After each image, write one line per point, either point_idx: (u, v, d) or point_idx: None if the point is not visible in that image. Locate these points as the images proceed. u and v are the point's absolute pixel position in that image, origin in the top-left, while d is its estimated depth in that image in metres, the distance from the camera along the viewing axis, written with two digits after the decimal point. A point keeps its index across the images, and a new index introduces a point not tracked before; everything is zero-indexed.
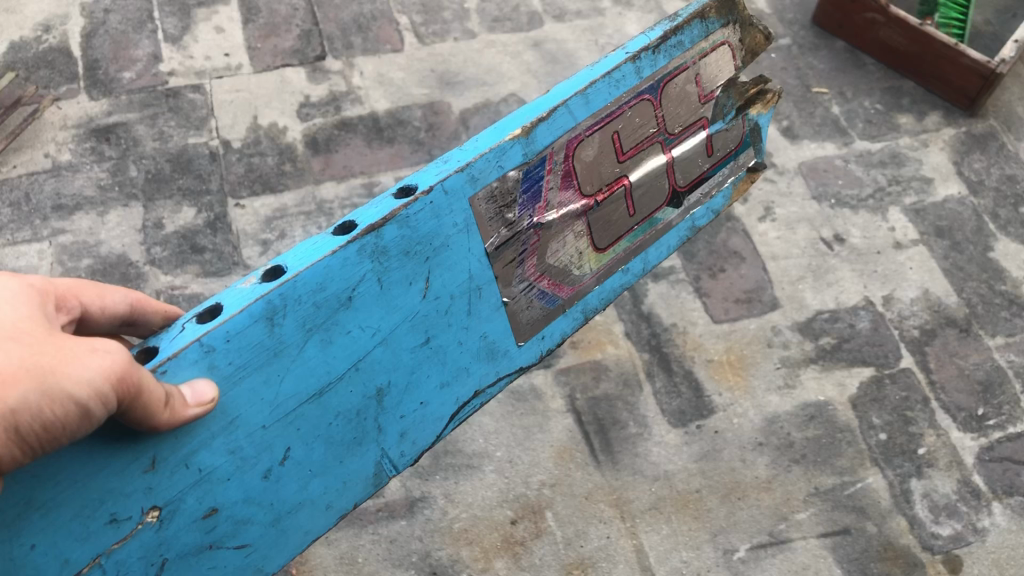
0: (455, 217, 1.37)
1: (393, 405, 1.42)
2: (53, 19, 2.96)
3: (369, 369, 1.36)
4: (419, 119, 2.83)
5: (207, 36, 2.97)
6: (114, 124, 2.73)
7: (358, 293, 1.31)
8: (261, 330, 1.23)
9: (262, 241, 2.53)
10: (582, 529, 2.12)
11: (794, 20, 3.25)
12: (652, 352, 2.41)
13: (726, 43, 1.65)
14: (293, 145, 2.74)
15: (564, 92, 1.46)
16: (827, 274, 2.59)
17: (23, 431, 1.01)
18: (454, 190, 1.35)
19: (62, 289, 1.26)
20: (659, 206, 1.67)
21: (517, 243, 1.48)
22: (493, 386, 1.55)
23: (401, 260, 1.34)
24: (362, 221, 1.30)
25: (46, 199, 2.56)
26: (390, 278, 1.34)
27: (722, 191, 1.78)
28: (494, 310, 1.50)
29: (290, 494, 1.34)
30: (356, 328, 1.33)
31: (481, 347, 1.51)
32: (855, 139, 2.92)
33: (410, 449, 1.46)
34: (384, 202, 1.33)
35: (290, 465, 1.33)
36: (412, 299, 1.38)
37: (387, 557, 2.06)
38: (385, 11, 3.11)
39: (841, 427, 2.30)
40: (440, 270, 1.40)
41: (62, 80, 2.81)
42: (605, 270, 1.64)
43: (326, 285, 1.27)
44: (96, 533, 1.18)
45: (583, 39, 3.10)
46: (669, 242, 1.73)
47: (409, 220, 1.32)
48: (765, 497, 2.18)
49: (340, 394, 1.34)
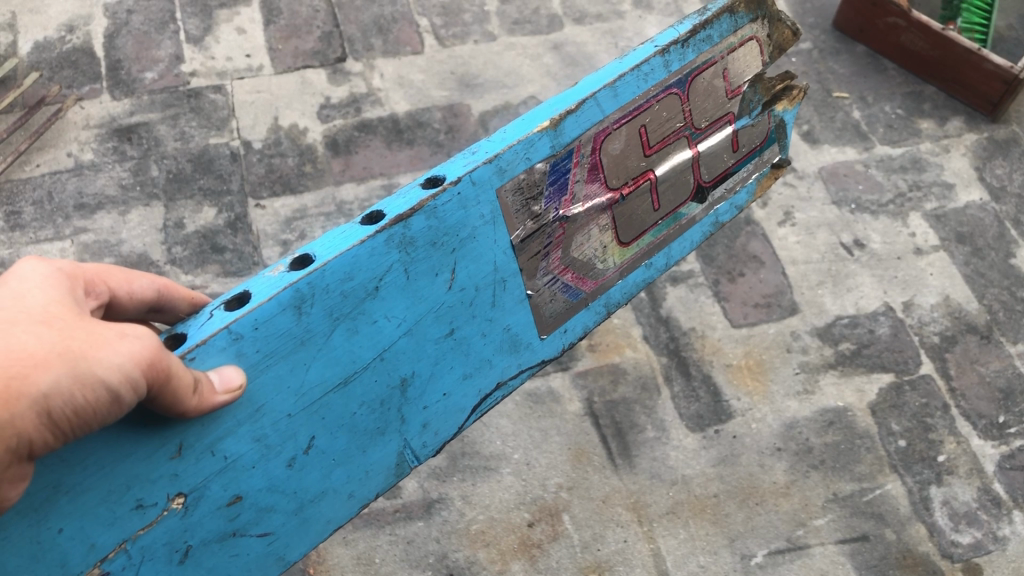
0: (482, 208, 1.38)
1: (416, 396, 1.42)
2: (77, 19, 2.99)
3: (394, 359, 1.37)
4: (438, 121, 2.83)
5: (229, 37, 2.99)
6: (136, 124, 2.74)
7: (384, 283, 1.31)
8: (289, 318, 1.23)
9: (282, 242, 2.54)
10: (599, 532, 2.12)
11: (815, 24, 3.24)
12: (670, 356, 2.41)
13: (755, 37, 1.64)
14: (313, 147, 2.75)
15: (593, 85, 1.46)
16: (846, 279, 2.58)
17: (54, 414, 1.02)
18: (482, 181, 1.36)
19: (91, 273, 1.26)
20: (683, 200, 1.67)
21: (542, 236, 1.49)
22: (516, 377, 1.55)
23: (428, 250, 1.35)
24: (390, 211, 1.31)
25: (68, 198, 2.58)
26: (416, 268, 1.34)
27: (746, 187, 1.78)
28: (518, 302, 1.50)
29: (313, 483, 1.35)
30: (382, 318, 1.33)
31: (504, 339, 1.51)
32: (876, 144, 2.90)
33: (433, 439, 1.47)
34: (411, 193, 1.33)
35: (314, 454, 1.33)
36: (438, 289, 1.39)
37: (404, 557, 2.06)
38: (406, 13, 3.12)
39: (860, 433, 2.29)
40: (466, 261, 1.40)
41: (85, 80, 2.84)
42: (630, 264, 1.64)
43: (354, 274, 1.27)
44: (123, 519, 1.19)
45: (603, 42, 3.10)
46: (693, 237, 1.73)
47: (437, 210, 1.33)
48: (783, 502, 2.17)
49: (365, 383, 1.35)
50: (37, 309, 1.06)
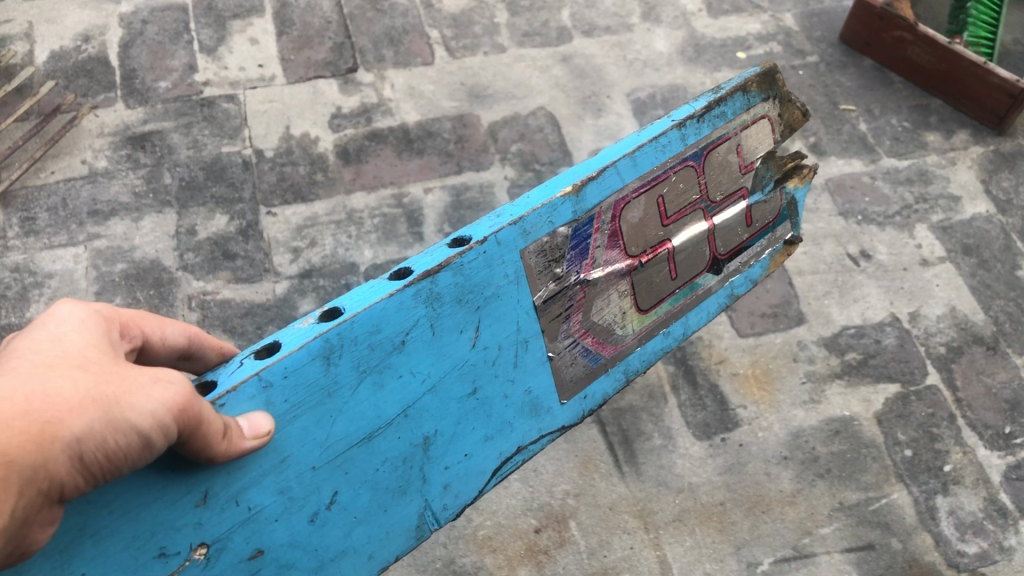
0: (506, 268, 1.41)
1: (438, 455, 1.44)
2: (93, 29, 3.03)
3: (417, 416, 1.39)
4: (449, 131, 2.87)
5: (242, 48, 3.03)
6: (150, 132, 2.78)
7: (410, 337, 1.34)
8: (318, 368, 1.26)
9: (293, 248, 2.56)
10: (606, 539, 2.13)
11: (822, 38, 3.27)
12: (677, 365, 2.42)
13: (766, 117, 1.66)
14: (324, 155, 2.78)
15: (613, 154, 1.49)
16: (853, 290, 2.59)
17: (86, 458, 1.02)
18: (507, 241, 1.39)
19: (127, 317, 1.28)
20: (699, 274, 1.71)
21: (564, 298, 1.52)
22: (536, 442, 1.57)
23: (453, 307, 1.38)
24: (418, 267, 1.34)
25: (82, 205, 2.61)
26: (441, 324, 1.37)
27: (760, 261, 1.82)
28: (539, 364, 1.53)
29: (333, 541, 1.35)
30: (407, 373, 1.36)
31: (525, 402, 1.54)
32: (883, 157, 2.92)
33: (454, 502, 1.48)
34: (439, 251, 1.36)
35: (336, 509, 1.34)
36: (462, 346, 1.41)
37: (411, 562, 2.07)
38: (417, 25, 3.15)
39: (866, 442, 2.30)
40: (489, 320, 1.43)
41: (100, 89, 2.87)
42: (647, 331, 1.68)
43: (382, 327, 1.30)
44: (146, 566, 1.19)
45: (612, 54, 3.13)
46: (709, 307, 1.78)
47: (463, 268, 1.36)
48: (790, 511, 2.18)
49: (389, 439, 1.37)
50: (74, 352, 1.07)
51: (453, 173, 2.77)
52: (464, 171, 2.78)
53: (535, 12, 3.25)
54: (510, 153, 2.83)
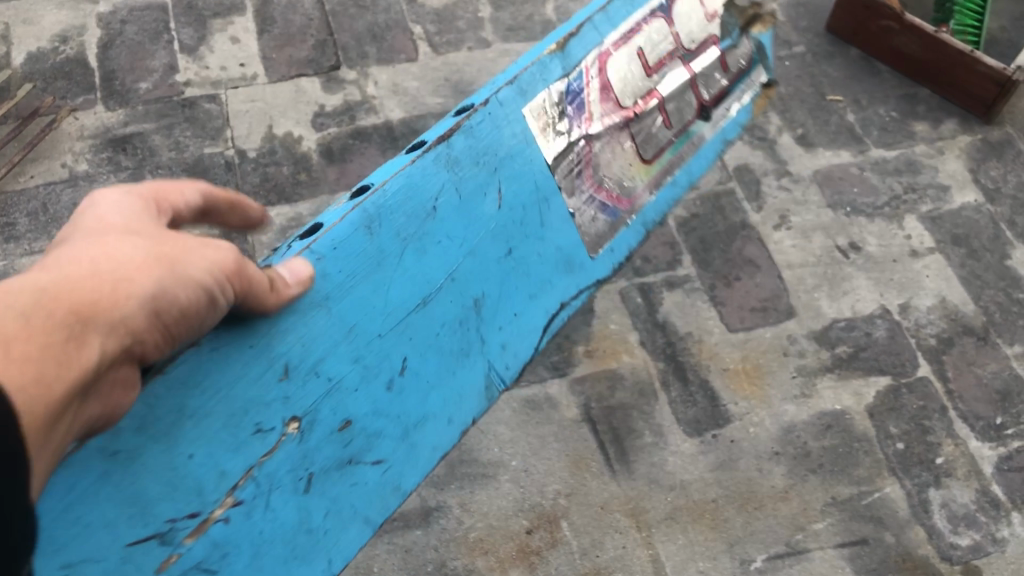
0: (512, 128, 1.63)
1: (489, 317, 1.62)
2: (70, 30, 2.98)
3: (463, 280, 1.56)
4: (434, 128, 2.84)
5: (223, 47, 2.99)
6: (130, 134, 2.74)
7: (441, 204, 1.52)
8: (363, 237, 1.42)
9: (277, 250, 2.53)
10: (598, 538, 2.12)
11: (808, 28, 3.24)
12: (667, 361, 2.40)
13: (719, 16, 2.11)
14: (308, 155, 2.74)
15: (587, 12, 1.79)
16: (843, 282, 2.58)
17: (162, 315, 1.05)
18: (508, 102, 1.63)
19: (147, 189, 1.18)
20: (681, 122, 2.02)
21: (572, 155, 1.75)
22: (576, 298, 1.77)
23: (473, 170, 1.57)
24: (432, 138, 1.55)
25: (63, 209, 2.58)
26: (465, 188, 1.55)
27: (743, 108, 2.20)
28: (562, 221, 1.73)
29: (409, 408, 1.50)
30: (445, 239, 1.53)
31: (557, 258, 1.73)
32: (871, 147, 2.90)
33: (513, 362, 1.66)
34: (447, 122, 1.58)
35: (408, 376, 1.49)
36: (490, 210, 1.60)
37: (402, 566, 2.06)
38: (399, 21, 3.12)
39: (858, 436, 2.29)
40: (508, 181, 1.62)
41: (79, 91, 2.83)
42: (658, 181, 1.94)
43: (413, 195, 1.48)
44: (246, 444, 1.29)
45: None
46: (708, 155, 2.08)
47: (472, 130, 1.57)
48: (782, 506, 2.17)
49: (442, 304, 1.53)
50: (106, 275, 0.97)
51: None
52: None
53: (519, 6, 3.22)
54: None
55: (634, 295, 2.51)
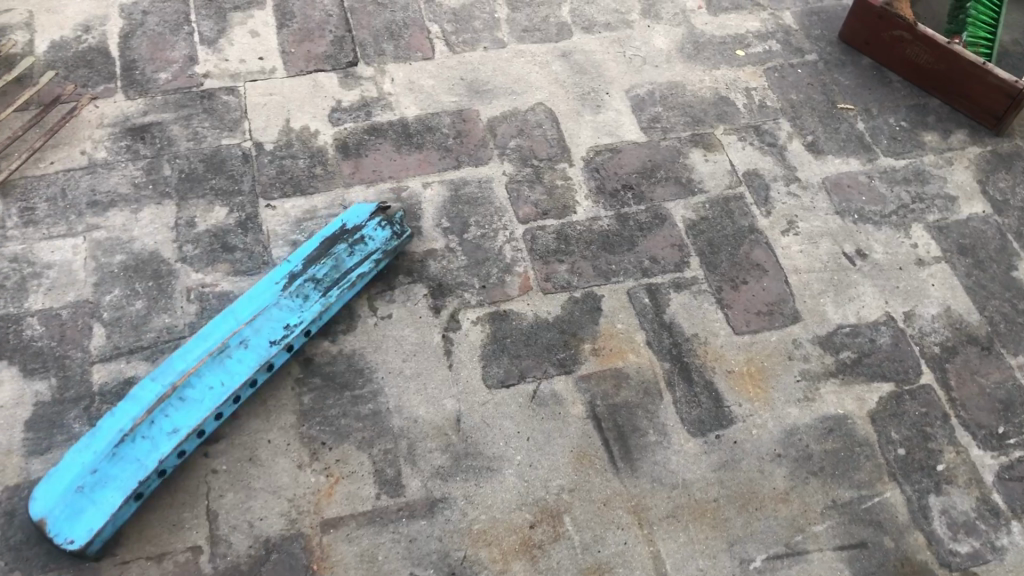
0: (256, 350, 2.24)
1: (219, 360, 2.20)
2: (93, 20, 3.03)
3: (229, 360, 2.21)
4: (448, 126, 2.87)
5: (242, 40, 3.03)
6: (149, 124, 2.78)
7: (185, 394, 2.14)
8: (146, 441, 2.07)
9: (291, 242, 2.57)
10: (600, 534, 2.15)
11: (821, 36, 3.27)
12: (672, 361, 2.43)
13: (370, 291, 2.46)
14: (324, 149, 2.78)
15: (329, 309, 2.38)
16: (849, 289, 2.60)
17: None
18: (239, 363, 2.21)
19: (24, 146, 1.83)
20: (347, 251, 2.44)
21: (281, 340, 2.27)
22: (272, 325, 2.29)
23: (210, 367, 2.19)
24: (191, 409, 2.13)
25: (82, 195, 2.62)
26: (236, 348, 2.23)
27: (379, 234, 2.49)
28: (282, 312, 2.31)
29: (109, 421, 2.09)
30: (222, 368, 2.19)
31: (269, 325, 2.29)
32: (880, 156, 2.93)
33: (210, 371, 2.18)
34: (203, 398, 2.15)
35: (173, 405, 2.12)
36: (251, 350, 2.24)
37: (407, 555, 2.10)
38: (417, 20, 3.16)
39: (860, 441, 2.32)
40: (260, 329, 2.27)
41: (100, 80, 2.87)
42: (315, 297, 2.36)
43: (186, 416, 2.12)
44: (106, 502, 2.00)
45: (611, 51, 3.14)
46: (368, 251, 2.47)
47: (227, 370, 2.19)
48: (783, 508, 2.20)
49: (207, 377, 2.17)
50: None
51: (451, 167, 2.77)
52: (462, 165, 2.79)
53: (535, 7, 3.25)
54: (509, 148, 2.84)
55: (642, 296, 2.54)
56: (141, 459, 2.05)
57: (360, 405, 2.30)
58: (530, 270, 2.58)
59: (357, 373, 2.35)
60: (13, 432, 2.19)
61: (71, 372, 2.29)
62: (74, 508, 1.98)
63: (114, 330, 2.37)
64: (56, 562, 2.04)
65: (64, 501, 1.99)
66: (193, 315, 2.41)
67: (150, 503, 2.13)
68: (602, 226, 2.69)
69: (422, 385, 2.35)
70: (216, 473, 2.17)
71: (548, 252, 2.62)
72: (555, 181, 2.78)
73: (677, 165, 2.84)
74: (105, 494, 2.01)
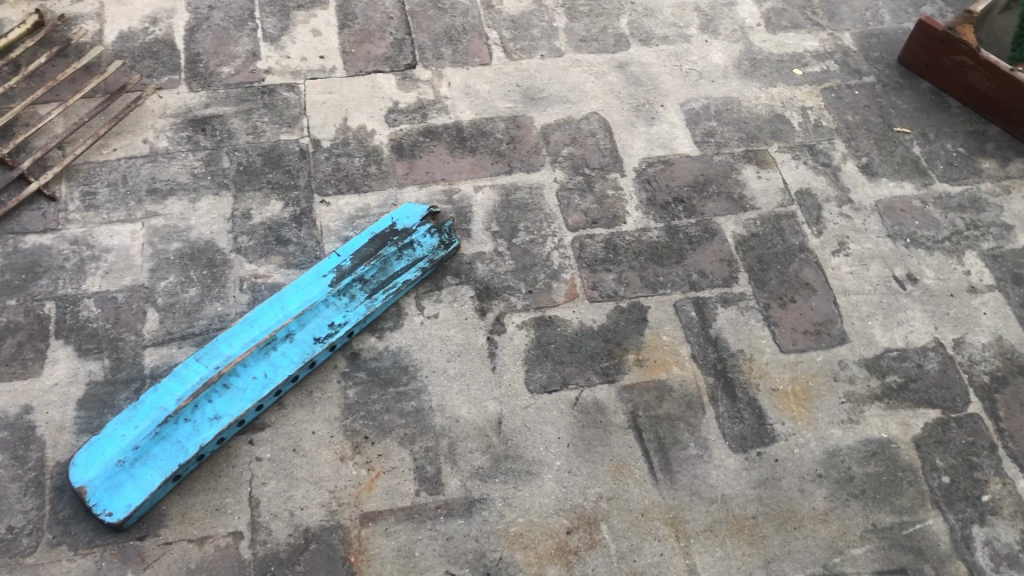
0: (301, 346, 2.30)
1: (266, 352, 2.26)
2: (161, 12, 3.10)
3: (276, 353, 2.27)
4: (502, 132, 2.90)
5: (305, 38, 3.08)
6: (210, 116, 2.84)
7: (231, 383, 2.20)
8: (188, 425, 2.13)
9: (343, 238, 2.60)
10: (636, 544, 2.15)
11: (880, 59, 3.25)
12: (716, 376, 2.42)
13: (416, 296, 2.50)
14: (379, 149, 2.82)
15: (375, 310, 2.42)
16: (898, 313, 2.58)
17: None
18: (285, 358, 2.27)
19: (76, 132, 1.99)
20: (395, 255, 2.50)
21: (327, 337, 2.32)
22: (318, 321, 2.34)
23: (257, 359, 2.25)
24: (235, 399, 2.19)
25: (142, 182, 2.68)
26: (284, 341, 2.29)
27: (426, 240, 2.54)
28: (330, 310, 2.37)
29: (155, 401, 2.16)
30: (268, 361, 2.25)
31: (315, 321, 2.34)
32: (935, 181, 2.90)
33: (257, 363, 2.25)
34: (248, 389, 2.20)
35: (218, 393, 2.18)
36: (296, 345, 2.29)
37: (443, 553, 2.11)
38: (476, 25, 3.19)
39: (903, 466, 2.30)
40: (307, 324, 2.33)
41: (164, 71, 2.94)
42: (361, 297, 2.41)
43: (230, 404, 2.18)
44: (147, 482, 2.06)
45: (668, 64, 3.15)
46: (415, 255, 2.52)
47: (273, 364, 2.25)
48: (822, 529, 2.19)
49: (253, 369, 2.23)
50: None
51: (503, 172, 2.80)
52: (514, 171, 2.81)
53: (594, 18, 3.27)
54: (562, 156, 2.86)
55: (689, 310, 2.54)
56: (182, 442, 2.11)
57: (403, 402, 2.33)
58: (577, 278, 2.59)
59: (402, 370, 2.38)
60: (66, 409, 2.24)
61: (124, 354, 2.34)
62: (114, 481, 2.05)
63: (167, 315, 2.42)
64: (101, 539, 2.08)
65: (104, 471, 2.06)
66: (245, 305, 2.45)
67: (195, 487, 2.16)
68: (652, 237, 2.69)
69: (465, 385, 2.37)
70: (260, 461, 2.20)
71: (596, 261, 2.63)
72: (606, 191, 2.79)
73: (729, 181, 2.84)
74: (145, 471, 2.07)
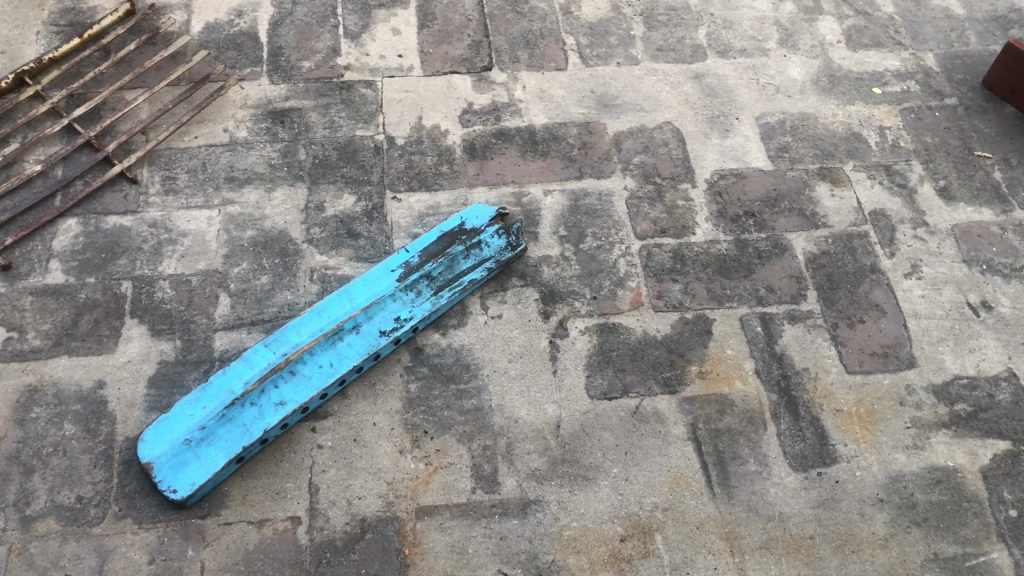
0: (367, 339, 2.32)
1: (333, 343, 2.30)
2: (246, 5, 3.18)
3: (342, 344, 2.30)
4: (574, 137, 2.91)
5: (384, 36, 3.13)
6: (289, 109, 2.90)
7: (297, 370, 2.24)
8: (254, 408, 2.17)
9: (413, 235, 2.64)
10: (691, 556, 2.13)
11: (963, 81, 3.19)
12: (780, 394, 2.40)
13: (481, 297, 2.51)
14: (452, 148, 2.85)
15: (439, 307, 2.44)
16: (970, 340, 2.53)
17: None
18: (350, 350, 2.30)
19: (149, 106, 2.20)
20: (463, 253, 2.51)
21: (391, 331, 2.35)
22: (384, 314, 2.37)
23: (323, 349, 2.29)
24: (299, 387, 2.22)
25: (220, 170, 2.74)
26: (351, 333, 2.32)
27: (494, 241, 2.56)
28: (396, 305, 2.39)
29: (222, 382, 2.20)
30: (334, 352, 2.29)
31: (381, 314, 2.37)
32: (1015, 208, 2.84)
33: (324, 353, 2.28)
34: (313, 378, 2.24)
35: (284, 381, 2.22)
36: (362, 337, 2.32)
37: (496, 552, 2.12)
38: (554, 31, 3.21)
39: (968, 496, 2.25)
40: (374, 318, 2.36)
41: (247, 63, 3.01)
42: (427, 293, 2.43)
43: (294, 391, 2.21)
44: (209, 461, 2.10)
45: (745, 77, 3.13)
46: (482, 254, 2.53)
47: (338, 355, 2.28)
48: (880, 554, 2.15)
49: (319, 359, 2.27)
50: None
51: (574, 177, 2.81)
52: (584, 176, 2.82)
53: (672, 28, 3.26)
54: (633, 164, 2.85)
55: (755, 324, 2.52)
56: (247, 425, 2.15)
57: (464, 399, 2.35)
58: (642, 287, 2.58)
59: (464, 368, 2.40)
60: (137, 386, 2.30)
61: (195, 336, 2.40)
62: (180, 459, 2.10)
63: (239, 301, 2.47)
64: (165, 515, 2.13)
65: (172, 449, 2.11)
66: (314, 295, 2.49)
67: (257, 471, 2.20)
68: (720, 249, 2.67)
69: (526, 387, 2.38)
70: (321, 449, 2.24)
71: (663, 270, 2.62)
72: (675, 201, 2.78)
73: (802, 197, 2.81)
74: (209, 452, 2.11)
